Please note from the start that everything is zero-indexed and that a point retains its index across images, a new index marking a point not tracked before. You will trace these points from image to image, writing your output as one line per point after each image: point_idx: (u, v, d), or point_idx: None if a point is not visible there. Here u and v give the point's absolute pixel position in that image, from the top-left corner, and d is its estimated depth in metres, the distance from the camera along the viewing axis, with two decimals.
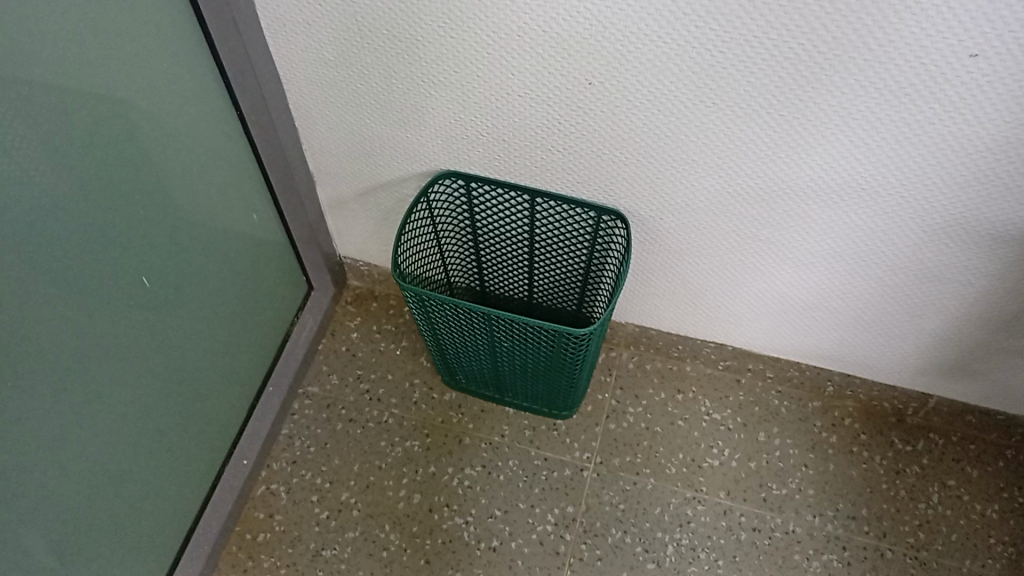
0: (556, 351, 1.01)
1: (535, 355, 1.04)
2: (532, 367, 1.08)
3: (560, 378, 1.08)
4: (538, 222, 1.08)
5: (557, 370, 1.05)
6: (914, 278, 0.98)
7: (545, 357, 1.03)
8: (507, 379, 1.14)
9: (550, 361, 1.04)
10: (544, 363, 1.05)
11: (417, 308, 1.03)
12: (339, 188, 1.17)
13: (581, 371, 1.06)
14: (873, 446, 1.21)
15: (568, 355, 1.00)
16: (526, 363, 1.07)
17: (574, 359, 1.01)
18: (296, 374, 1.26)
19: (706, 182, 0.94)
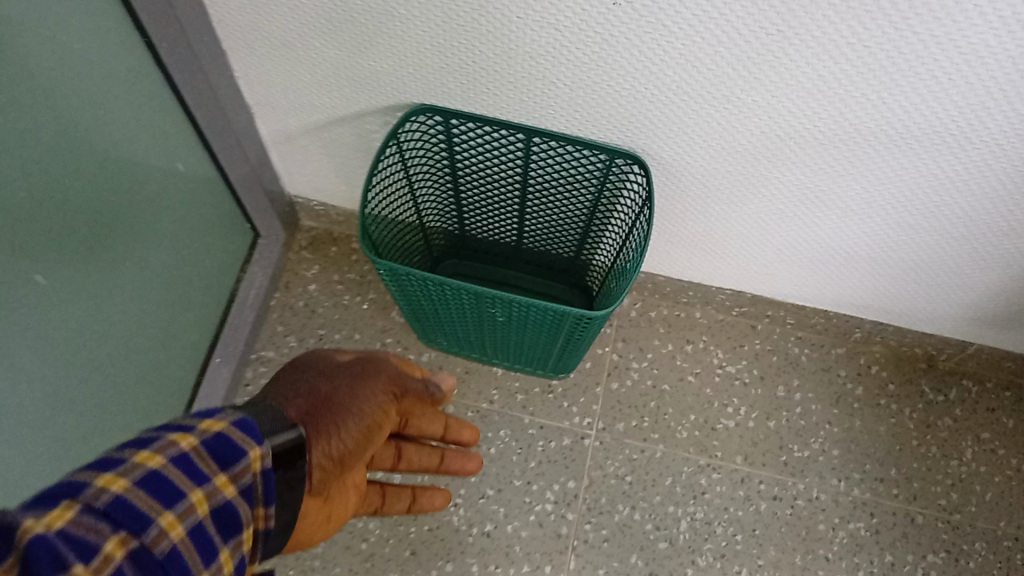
0: (562, 328, 0.83)
1: (534, 330, 0.86)
2: (526, 341, 0.91)
3: (564, 351, 0.92)
4: (534, 163, 0.88)
5: (561, 345, 0.89)
6: (985, 230, 0.83)
7: (549, 332, 0.86)
8: (499, 348, 0.98)
9: (554, 337, 0.87)
10: (546, 338, 0.88)
11: (390, 282, 0.84)
12: (285, 122, 0.94)
13: (585, 346, 0.89)
14: (903, 397, 1.09)
15: (578, 332, 0.83)
16: (523, 336, 0.90)
17: (584, 335, 0.84)
18: (248, 339, 1.06)
19: (753, 124, 0.75)
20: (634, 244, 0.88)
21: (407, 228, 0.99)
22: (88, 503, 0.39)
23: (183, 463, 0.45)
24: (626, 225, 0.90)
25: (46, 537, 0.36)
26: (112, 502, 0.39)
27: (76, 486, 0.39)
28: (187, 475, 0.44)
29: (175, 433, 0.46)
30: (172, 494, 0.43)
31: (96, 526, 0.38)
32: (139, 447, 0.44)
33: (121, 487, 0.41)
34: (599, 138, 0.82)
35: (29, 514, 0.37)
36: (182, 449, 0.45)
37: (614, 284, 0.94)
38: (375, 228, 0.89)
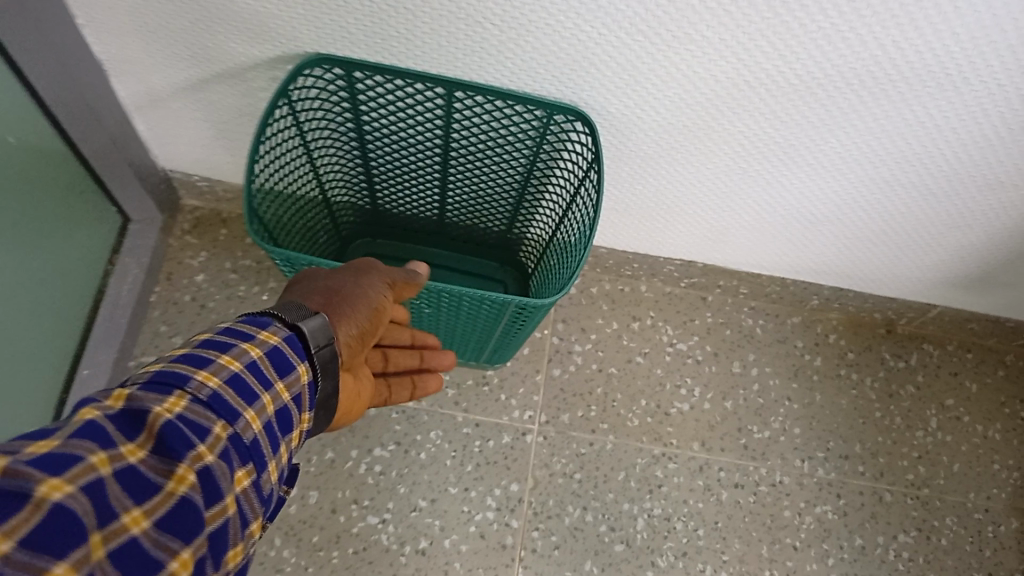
0: (499, 318, 0.71)
1: (466, 322, 0.74)
2: (456, 330, 0.78)
3: (501, 341, 0.79)
4: (457, 123, 0.75)
5: (497, 336, 0.76)
6: (970, 187, 0.74)
7: (483, 323, 0.73)
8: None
9: (489, 329, 0.74)
10: (480, 329, 0.75)
11: (290, 271, 0.69)
12: (150, 81, 0.77)
13: (521, 336, 0.77)
14: (864, 366, 1.02)
15: (518, 321, 0.71)
16: (452, 327, 0.77)
17: (524, 325, 0.72)
18: (123, 344, 0.89)
19: (720, 67, 0.64)
20: (581, 213, 0.76)
21: (310, 206, 0.83)
22: (200, 391, 0.41)
23: (272, 357, 0.46)
24: (568, 193, 0.78)
25: (172, 425, 0.38)
26: (217, 391, 0.42)
27: (187, 372, 0.41)
28: (275, 370, 0.46)
29: (264, 327, 0.48)
30: (263, 386, 0.45)
31: (207, 411, 0.40)
32: (233, 338, 0.46)
33: (222, 378, 0.43)
34: (534, 91, 0.69)
35: (151, 399, 0.39)
36: (274, 344, 0.47)
37: (557, 261, 0.82)
38: (268, 208, 0.74)
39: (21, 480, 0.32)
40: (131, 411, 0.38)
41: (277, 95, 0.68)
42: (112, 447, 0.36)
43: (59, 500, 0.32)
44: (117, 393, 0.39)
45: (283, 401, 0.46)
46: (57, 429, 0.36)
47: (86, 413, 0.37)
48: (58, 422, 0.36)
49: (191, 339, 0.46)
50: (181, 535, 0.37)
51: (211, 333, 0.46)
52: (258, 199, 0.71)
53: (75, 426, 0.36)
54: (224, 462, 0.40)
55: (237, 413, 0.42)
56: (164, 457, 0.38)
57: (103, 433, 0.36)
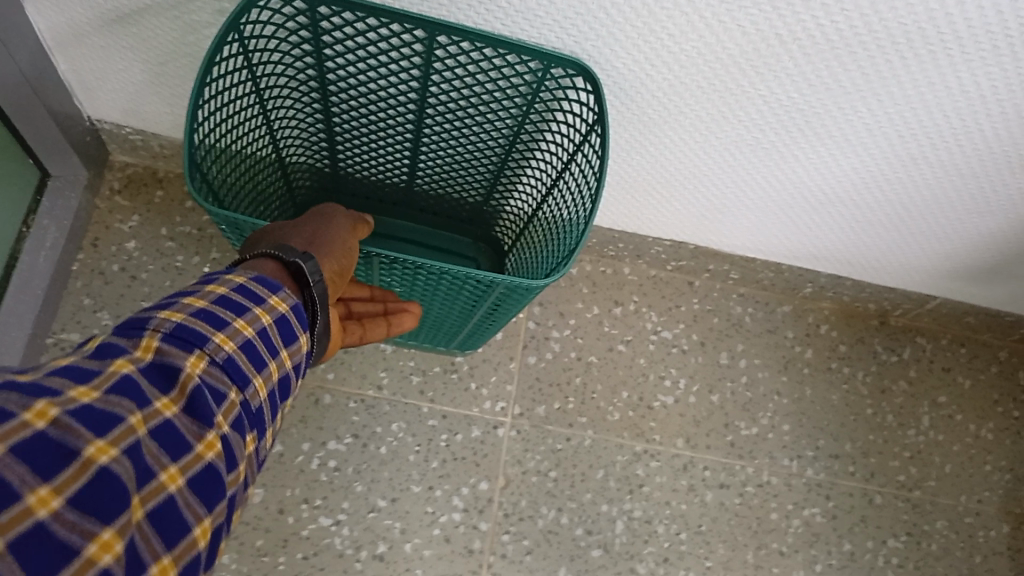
0: (483, 296, 0.61)
1: (446, 299, 0.64)
2: (428, 309, 0.68)
3: (481, 325, 0.70)
4: (438, 73, 0.65)
5: (478, 318, 0.67)
6: (1004, 166, 0.67)
7: (462, 303, 0.64)
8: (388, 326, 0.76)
9: (472, 309, 0.65)
10: (460, 308, 0.66)
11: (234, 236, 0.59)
12: (71, 10, 0.65)
13: (497, 321, 0.67)
14: (856, 359, 0.95)
15: (507, 301, 0.61)
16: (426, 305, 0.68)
17: (513, 305, 0.62)
18: (39, 319, 0.77)
19: (750, 18, 0.56)
20: (578, 181, 0.67)
21: (262, 165, 0.73)
22: (220, 355, 0.41)
23: (277, 326, 0.46)
24: (561, 159, 0.70)
25: (200, 388, 0.39)
26: (233, 357, 0.42)
27: (207, 333, 0.41)
28: (279, 340, 0.46)
29: (270, 294, 0.47)
30: (269, 355, 0.45)
31: (223, 377, 0.41)
32: (245, 299, 0.45)
33: (237, 344, 0.42)
34: (528, 38, 0.60)
35: (177, 357, 0.39)
36: (280, 313, 0.47)
37: (545, 234, 0.73)
38: (213, 164, 0.63)
39: (74, 435, 0.32)
40: (160, 367, 0.38)
41: (226, 29, 0.57)
42: (145, 405, 0.36)
43: (106, 463, 0.33)
44: (145, 344, 0.39)
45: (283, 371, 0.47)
46: (94, 376, 0.35)
47: (122, 364, 0.37)
48: (92, 368, 0.36)
49: (202, 289, 0.44)
50: (206, 500, 0.37)
51: (222, 287, 0.45)
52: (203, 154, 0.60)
53: (111, 378, 0.36)
54: (236, 430, 0.41)
55: (248, 382, 0.42)
56: (192, 418, 0.38)
57: (138, 390, 0.36)
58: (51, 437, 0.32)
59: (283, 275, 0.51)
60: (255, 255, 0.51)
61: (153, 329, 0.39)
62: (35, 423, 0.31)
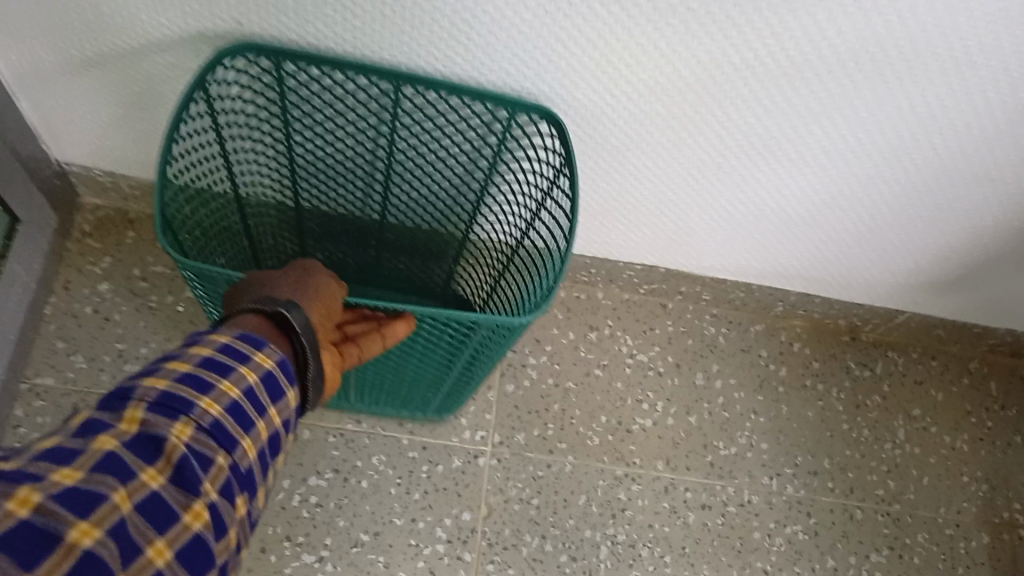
0: (468, 337, 0.63)
1: (428, 347, 0.66)
2: (421, 360, 0.69)
3: (464, 373, 0.71)
4: (403, 119, 0.68)
5: (462, 364, 0.68)
6: (955, 185, 0.70)
7: (452, 348, 0.65)
8: (364, 386, 0.77)
9: (456, 353, 0.66)
10: (444, 355, 0.67)
11: (199, 286, 0.59)
12: (38, 55, 0.66)
13: (488, 365, 0.69)
14: (829, 376, 0.97)
15: (494, 342, 0.64)
16: (406, 359, 0.69)
17: (500, 346, 0.64)
18: (11, 364, 0.76)
19: (704, 45, 0.58)
20: (551, 222, 0.69)
21: (226, 217, 0.73)
22: (206, 421, 0.41)
23: (264, 383, 0.46)
24: (534, 204, 0.71)
25: (188, 460, 0.39)
26: (220, 421, 0.42)
27: (193, 399, 0.41)
28: (267, 396, 0.46)
29: (257, 349, 0.47)
30: (257, 415, 0.45)
31: (213, 442, 0.41)
32: (231, 359, 0.45)
33: (224, 407, 0.42)
34: (493, 87, 0.63)
35: (162, 426, 0.39)
36: (267, 370, 0.47)
37: (517, 281, 0.73)
38: (179, 218, 0.63)
39: (58, 522, 0.33)
40: (145, 440, 0.38)
41: (195, 80, 0.59)
42: (130, 481, 0.37)
43: (90, 547, 0.34)
44: (128, 416, 0.39)
45: (273, 427, 0.47)
46: (75, 457, 0.36)
47: (104, 441, 0.37)
48: (74, 448, 0.36)
49: (187, 350, 0.44)
50: (193, 571, 0.38)
51: (209, 347, 0.45)
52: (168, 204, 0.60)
53: (94, 457, 0.36)
54: (227, 495, 0.41)
55: (236, 443, 0.43)
56: (180, 489, 0.39)
57: (120, 467, 0.37)
58: (34, 526, 0.33)
59: (268, 327, 0.50)
60: (238, 312, 0.50)
61: (138, 399, 0.39)
62: (19, 511, 0.32)
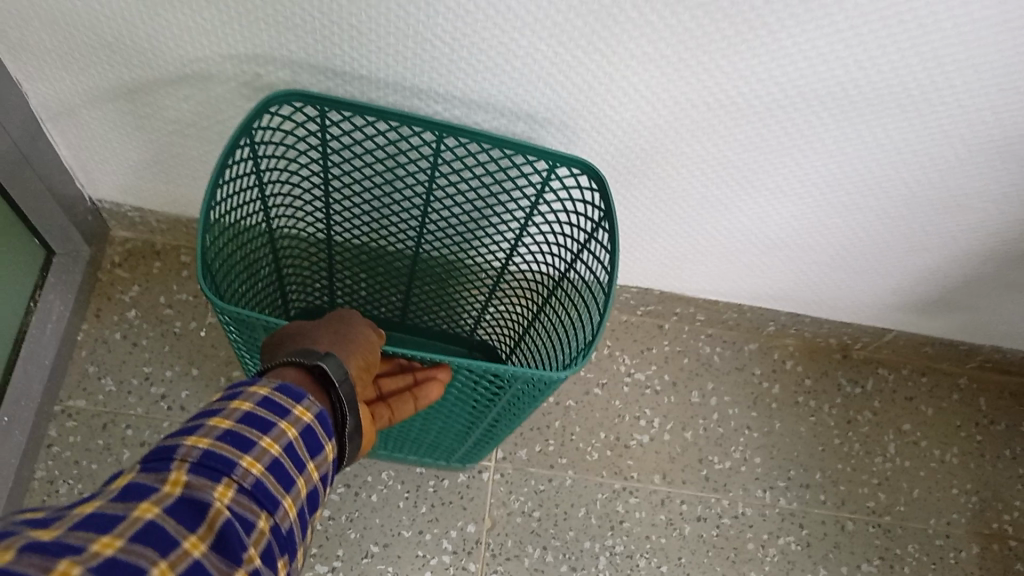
0: (503, 390, 0.64)
1: (464, 393, 0.67)
2: (459, 414, 0.73)
3: (498, 422, 0.72)
4: (444, 161, 0.73)
5: (495, 412, 0.69)
6: (935, 217, 0.74)
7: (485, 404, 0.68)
8: (391, 437, 0.80)
9: (490, 402, 0.68)
10: (477, 402, 0.69)
11: (234, 329, 0.61)
12: (73, 105, 0.72)
13: (519, 422, 0.71)
14: (820, 393, 1.01)
15: (529, 394, 0.64)
16: (443, 403, 0.71)
17: (535, 399, 0.65)
18: (46, 388, 0.82)
19: (679, 88, 0.62)
20: (588, 272, 0.75)
21: (261, 254, 0.76)
22: (246, 480, 0.44)
23: (302, 438, 0.50)
24: (569, 252, 0.77)
25: (229, 523, 0.42)
26: (260, 480, 0.45)
27: (234, 458, 0.45)
28: (304, 450, 0.50)
29: (295, 406, 0.51)
30: (295, 470, 0.49)
31: (251, 504, 0.44)
32: (269, 414, 0.49)
33: (264, 467, 0.46)
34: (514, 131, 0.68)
35: (205, 487, 0.42)
36: (303, 424, 0.50)
37: (555, 321, 0.80)
38: (219, 262, 0.65)
39: None
40: (187, 506, 0.41)
41: (240, 131, 0.61)
42: (174, 548, 0.39)
43: None
44: (172, 478, 0.42)
45: (310, 482, 0.50)
46: (119, 523, 0.38)
47: (145, 508, 0.40)
48: (120, 513, 0.39)
49: (228, 406, 0.48)
50: None
51: (248, 402, 0.49)
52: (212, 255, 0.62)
53: (137, 524, 0.39)
54: (267, 557, 0.44)
55: (275, 501, 0.46)
56: (221, 555, 0.41)
57: (163, 532, 0.39)
58: None
59: (309, 380, 0.54)
60: (279, 363, 0.54)
61: (182, 458, 0.43)
62: None
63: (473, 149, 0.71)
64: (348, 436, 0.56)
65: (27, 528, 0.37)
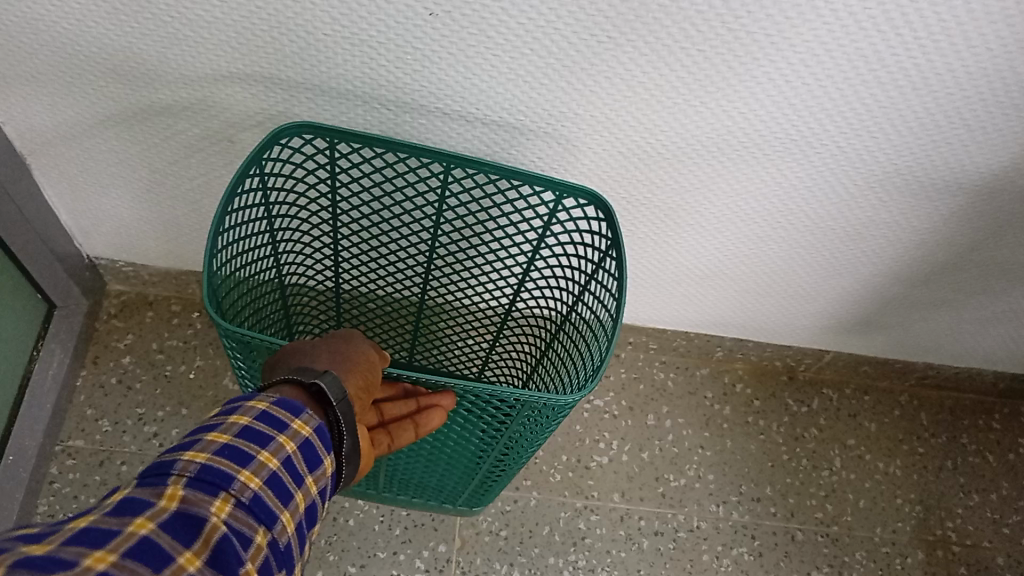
0: (513, 412, 0.68)
1: (472, 417, 0.72)
2: (469, 450, 0.78)
3: (509, 450, 0.76)
4: (452, 197, 0.80)
5: (507, 438, 0.73)
6: (857, 241, 0.82)
7: (495, 437, 0.74)
8: (397, 472, 0.85)
9: (501, 426, 0.71)
10: (488, 427, 0.72)
11: (239, 355, 0.68)
12: (70, 171, 0.82)
13: (526, 456, 0.77)
14: (769, 412, 1.08)
15: (543, 415, 0.68)
16: (450, 431, 0.75)
17: (551, 420, 0.69)
18: (48, 429, 0.90)
19: (598, 142, 0.71)
20: (596, 302, 0.80)
21: (265, 281, 0.83)
22: (244, 494, 0.50)
23: (300, 450, 0.56)
24: (577, 284, 0.83)
25: (224, 538, 0.46)
26: (257, 493, 0.51)
27: (231, 473, 0.50)
28: (301, 464, 0.56)
29: (293, 420, 0.56)
30: (292, 482, 0.54)
31: (248, 519, 0.49)
32: (268, 429, 0.55)
33: (261, 481, 0.51)
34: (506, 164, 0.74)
35: (201, 502, 0.47)
36: (302, 438, 0.56)
37: (566, 348, 0.87)
38: (226, 291, 0.70)
39: None
40: (186, 524, 0.46)
41: (255, 155, 0.66)
42: (169, 563, 0.43)
43: None
44: (169, 493, 0.47)
45: (307, 496, 0.56)
46: (115, 537, 0.43)
47: (140, 524, 0.44)
48: (115, 528, 0.43)
49: (226, 422, 0.54)
50: None
51: (246, 417, 0.54)
52: (220, 281, 0.68)
53: (131, 539, 0.43)
54: (265, 569, 0.49)
55: (272, 515, 0.51)
56: (214, 568, 0.45)
57: (157, 546, 0.43)
58: None
59: (304, 396, 0.60)
60: (275, 382, 0.60)
61: (179, 473, 0.48)
62: None
63: (483, 181, 0.78)
64: (345, 455, 0.62)
65: (21, 544, 0.41)
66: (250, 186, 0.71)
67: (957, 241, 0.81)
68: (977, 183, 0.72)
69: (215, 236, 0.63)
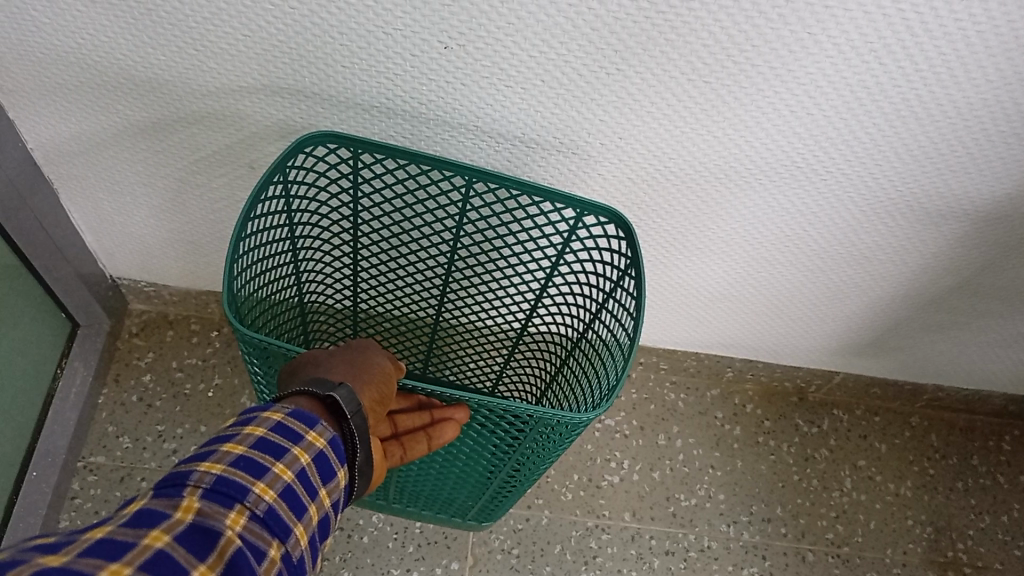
0: (526, 429, 0.69)
1: (485, 432, 0.73)
2: (482, 465, 0.79)
3: (520, 467, 0.77)
4: (472, 213, 0.82)
5: (518, 454, 0.74)
6: (866, 263, 0.83)
7: (506, 453, 0.75)
8: (408, 485, 0.87)
9: (514, 441, 0.73)
10: (500, 443, 0.74)
11: (256, 361, 0.69)
12: (96, 193, 0.84)
13: (536, 473, 0.78)
14: (779, 432, 1.09)
15: (556, 433, 0.69)
16: (462, 445, 0.77)
17: (563, 438, 0.70)
18: (70, 445, 0.92)
19: (608, 168, 0.73)
20: (613, 321, 0.81)
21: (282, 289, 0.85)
22: (259, 506, 0.51)
23: (313, 462, 0.57)
24: (595, 301, 0.84)
25: (239, 550, 0.48)
26: (271, 506, 0.52)
27: (246, 485, 0.52)
28: (315, 476, 0.57)
29: (308, 432, 0.58)
30: (306, 495, 0.56)
31: (262, 532, 0.51)
32: (283, 440, 0.56)
33: (275, 493, 0.53)
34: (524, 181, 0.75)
35: (216, 514, 0.49)
36: (316, 449, 0.58)
37: (581, 365, 0.88)
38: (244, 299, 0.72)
39: None
40: (202, 537, 0.47)
41: (279, 165, 0.67)
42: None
43: None
44: (184, 505, 0.48)
45: (320, 508, 0.58)
46: (131, 550, 0.44)
47: (155, 536, 0.45)
48: (131, 540, 0.45)
49: (241, 433, 0.55)
50: None
51: (261, 428, 0.56)
52: (239, 292, 0.70)
53: (147, 552, 0.44)
54: None
55: (286, 528, 0.53)
56: None
57: (173, 559, 0.45)
58: None
59: (320, 407, 0.61)
60: (291, 393, 0.61)
61: (194, 484, 0.50)
62: None
63: (504, 196, 0.79)
64: (358, 468, 0.63)
65: (38, 555, 0.42)
66: (273, 195, 0.73)
67: (962, 266, 0.82)
68: (982, 209, 0.74)
69: (237, 245, 0.65)
